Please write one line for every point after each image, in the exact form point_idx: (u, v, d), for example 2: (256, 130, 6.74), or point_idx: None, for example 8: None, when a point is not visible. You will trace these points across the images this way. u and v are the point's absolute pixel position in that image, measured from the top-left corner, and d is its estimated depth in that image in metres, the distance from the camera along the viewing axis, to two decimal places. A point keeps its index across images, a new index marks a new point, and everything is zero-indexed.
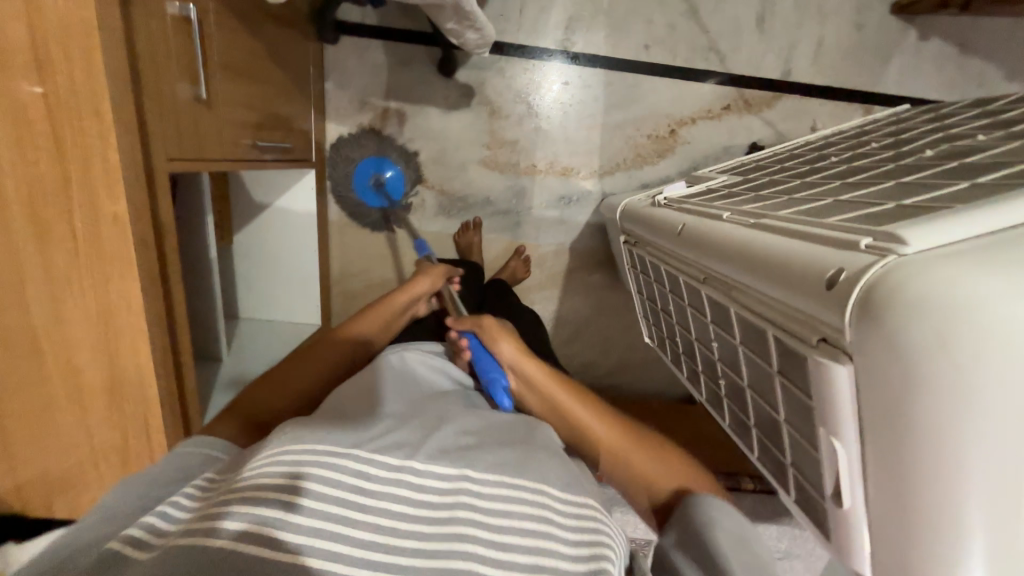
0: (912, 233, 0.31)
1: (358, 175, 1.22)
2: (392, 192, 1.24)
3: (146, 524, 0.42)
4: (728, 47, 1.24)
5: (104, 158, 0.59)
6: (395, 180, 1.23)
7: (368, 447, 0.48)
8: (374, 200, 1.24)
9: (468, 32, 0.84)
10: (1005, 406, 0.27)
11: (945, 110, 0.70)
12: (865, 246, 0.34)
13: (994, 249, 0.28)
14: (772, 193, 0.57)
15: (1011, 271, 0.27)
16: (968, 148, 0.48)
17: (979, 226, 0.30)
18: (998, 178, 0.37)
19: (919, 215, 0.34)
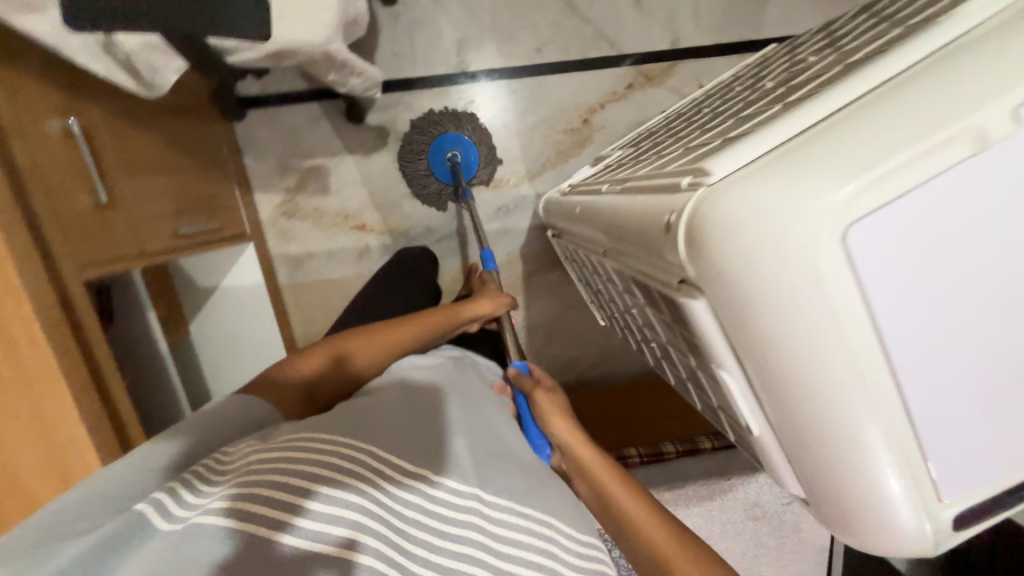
0: (715, 162, 0.33)
1: (434, 154, 1.25)
2: (465, 169, 1.27)
3: (176, 503, 0.40)
4: (615, 31, 1.29)
5: (9, 286, 0.59)
6: (468, 157, 1.26)
7: (380, 455, 0.47)
8: (448, 179, 1.27)
9: (352, 78, 0.88)
10: (832, 300, 0.28)
11: (800, 40, 0.74)
12: (687, 184, 0.35)
13: (780, 157, 0.30)
14: (647, 156, 0.59)
15: (790, 172, 0.29)
16: (799, 72, 0.51)
17: (769, 140, 0.33)
18: (804, 93, 0.39)
19: (729, 145, 0.35)
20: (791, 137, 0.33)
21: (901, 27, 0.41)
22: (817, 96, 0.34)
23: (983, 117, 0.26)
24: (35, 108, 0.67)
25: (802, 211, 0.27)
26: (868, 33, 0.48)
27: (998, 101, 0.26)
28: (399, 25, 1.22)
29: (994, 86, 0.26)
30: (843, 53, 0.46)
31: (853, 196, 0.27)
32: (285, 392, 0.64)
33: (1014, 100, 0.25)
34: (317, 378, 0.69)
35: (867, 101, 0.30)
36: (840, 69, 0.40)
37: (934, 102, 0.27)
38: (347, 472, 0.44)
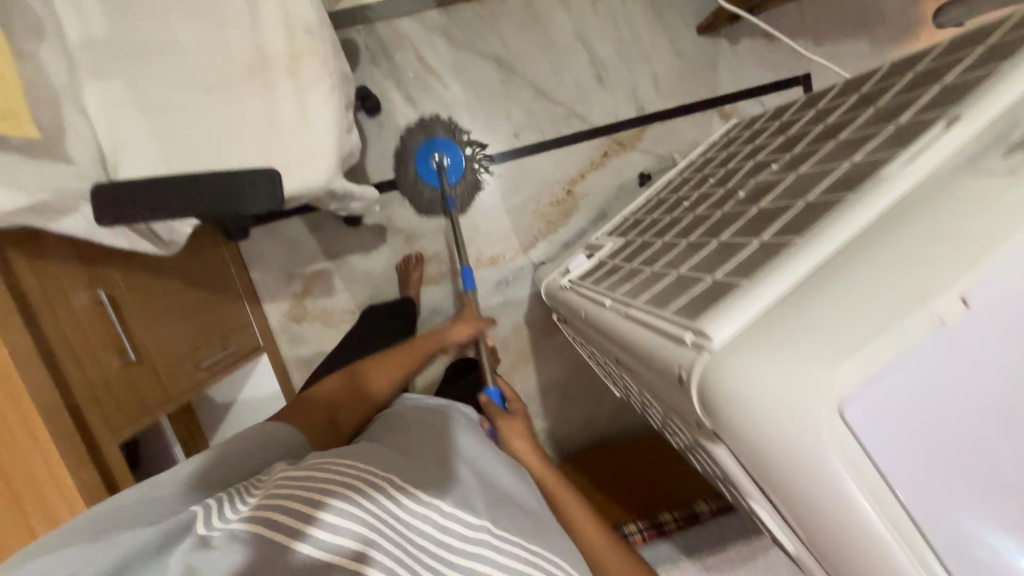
0: (712, 327, 0.37)
1: (421, 159, 1.31)
2: (449, 173, 1.32)
3: (219, 512, 0.52)
4: (584, 108, 1.38)
5: (47, 460, 0.63)
6: (453, 159, 1.32)
7: (395, 485, 0.58)
8: (435, 181, 1.32)
9: (352, 203, 0.94)
10: (855, 471, 0.30)
11: (758, 124, 0.81)
12: (689, 340, 0.39)
13: (767, 328, 0.34)
14: (639, 266, 0.64)
15: (777, 345, 0.33)
16: (767, 185, 0.56)
17: (755, 306, 0.37)
18: (776, 232, 0.44)
19: (720, 300, 0.40)
20: (772, 301, 0.37)
21: (846, 161, 0.46)
22: (790, 257, 0.38)
23: (941, 303, 0.29)
24: (67, 288, 0.72)
25: (798, 392, 0.30)
26: (818, 151, 0.54)
27: (952, 288, 0.29)
28: (384, 132, 1.31)
29: (945, 274, 0.29)
30: (801, 175, 0.51)
31: (848, 376, 0.29)
32: (309, 419, 0.79)
33: (959, 287, 0.29)
34: (335, 405, 0.83)
35: (835, 273, 0.34)
36: (801, 207, 0.45)
37: (894, 287, 0.30)
38: (350, 493, 0.54)
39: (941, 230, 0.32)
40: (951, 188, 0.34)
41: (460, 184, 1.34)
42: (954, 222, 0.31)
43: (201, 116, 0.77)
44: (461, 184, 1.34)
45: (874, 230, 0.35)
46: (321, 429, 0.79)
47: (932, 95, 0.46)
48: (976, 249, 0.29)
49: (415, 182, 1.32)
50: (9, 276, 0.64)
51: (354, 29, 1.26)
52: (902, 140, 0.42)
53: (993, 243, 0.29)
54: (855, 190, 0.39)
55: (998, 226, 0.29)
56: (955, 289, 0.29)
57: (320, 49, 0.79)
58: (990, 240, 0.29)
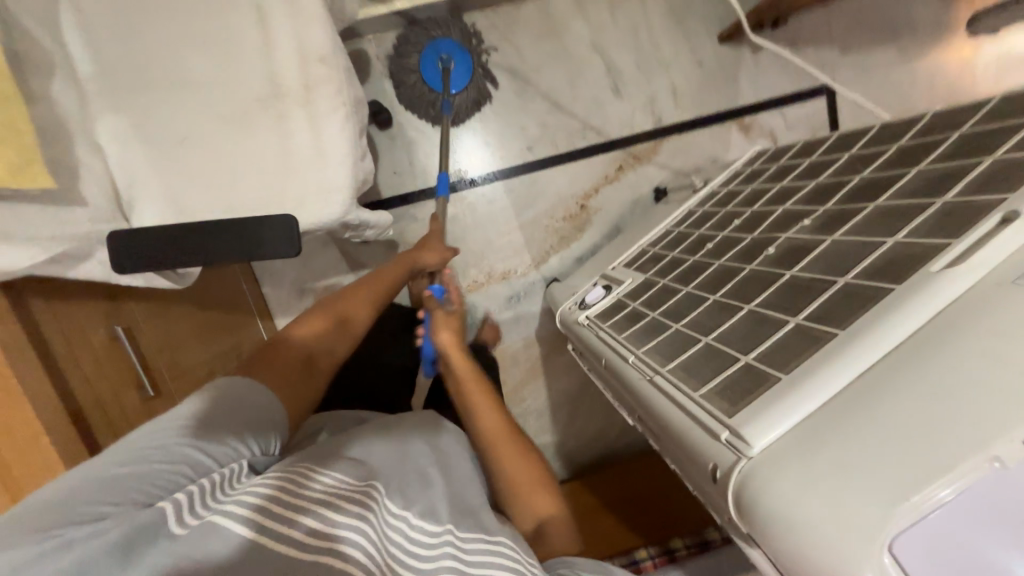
0: (751, 433, 0.37)
1: (427, 52, 1.21)
2: (454, 80, 1.23)
3: (185, 509, 0.48)
4: (599, 120, 1.35)
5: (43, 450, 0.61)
6: (460, 65, 1.23)
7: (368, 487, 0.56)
8: (437, 82, 1.23)
9: (366, 230, 0.93)
10: None
11: (786, 159, 0.78)
12: (726, 439, 0.39)
13: (810, 444, 0.34)
14: (662, 318, 0.63)
15: (821, 468, 0.32)
16: (799, 246, 0.55)
17: (797, 414, 0.36)
18: (814, 315, 0.43)
19: (757, 396, 0.39)
20: (814, 408, 0.36)
21: (887, 240, 0.44)
22: (831, 357, 0.37)
23: (998, 447, 0.28)
24: (87, 328, 0.72)
25: (847, 529, 0.30)
26: (855, 215, 0.52)
27: (1010, 432, 0.28)
28: (395, 144, 1.28)
29: (1002, 414, 0.29)
30: (836, 243, 0.50)
31: (899, 518, 0.29)
32: (281, 369, 0.69)
33: (1018, 431, 0.28)
34: (310, 348, 0.75)
35: (882, 390, 0.33)
36: (838, 289, 0.44)
37: (946, 422, 0.30)
38: (337, 473, 0.57)
39: (995, 357, 0.31)
40: (1004, 304, 0.32)
41: (466, 93, 1.26)
42: (1009, 347, 0.30)
43: (215, 151, 0.76)
44: (466, 93, 1.25)
45: (923, 343, 0.34)
46: (295, 376, 0.70)
47: (981, 172, 0.44)
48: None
49: (415, 76, 1.22)
50: (31, 322, 0.64)
51: (365, 39, 1.23)
52: (951, 228, 0.40)
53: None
54: (899, 287, 0.38)
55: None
56: (1013, 433, 0.28)
57: (335, 78, 0.77)
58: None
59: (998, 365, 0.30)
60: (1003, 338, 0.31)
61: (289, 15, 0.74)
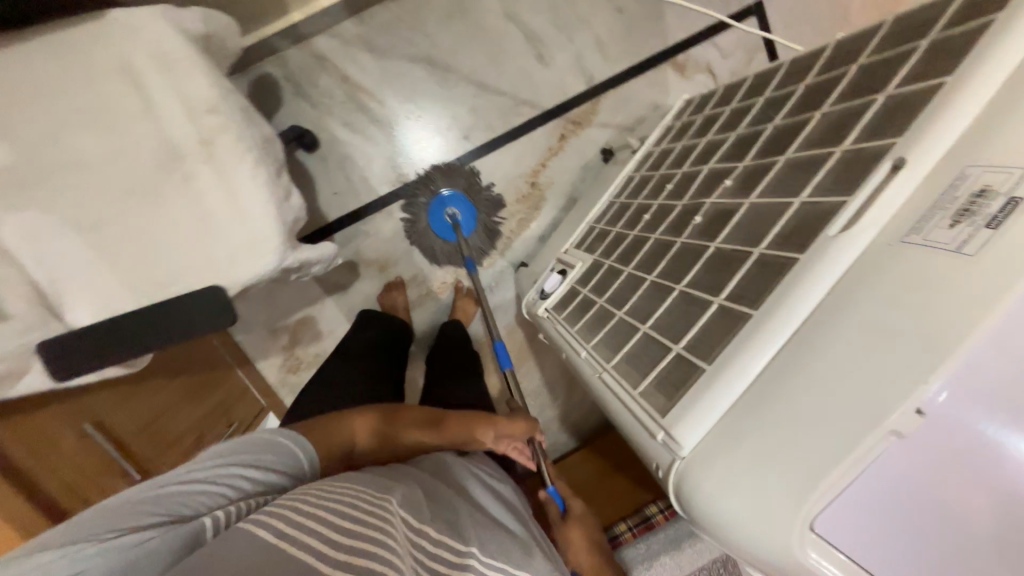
0: (680, 434, 0.39)
1: (439, 206, 1.27)
2: (462, 228, 1.29)
3: (220, 524, 0.51)
4: (530, 92, 1.30)
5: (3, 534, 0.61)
6: (467, 213, 1.29)
7: (390, 501, 0.56)
8: (444, 231, 1.29)
9: (312, 267, 0.91)
10: None
11: (709, 109, 0.76)
12: (663, 439, 0.41)
13: (732, 440, 0.35)
14: (608, 305, 0.63)
15: (741, 465, 0.34)
16: (722, 210, 0.54)
17: (719, 405, 0.37)
18: (733, 292, 0.43)
19: (685, 390, 0.40)
20: (734, 398, 0.37)
21: (794, 200, 0.44)
22: (745, 343, 0.37)
23: (894, 418, 0.29)
24: (54, 433, 0.71)
25: (766, 521, 0.32)
26: (769, 170, 0.51)
27: (902, 403, 0.29)
28: (328, 164, 1.23)
29: (895, 386, 0.29)
30: (753, 206, 0.49)
31: (811, 505, 0.31)
32: (331, 442, 0.66)
33: (911, 401, 0.29)
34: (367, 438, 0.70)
35: (792, 373, 0.34)
36: (754, 260, 0.43)
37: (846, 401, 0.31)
38: (359, 492, 0.55)
39: (887, 325, 0.31)
40: (895, 264, 0.32)
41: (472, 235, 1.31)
42: (899, 316, 0.30)
43: (127, 232, 0.72)
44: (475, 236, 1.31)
45: (826, 317, 0.35)
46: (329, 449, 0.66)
47: (876, 111, 0.42)
48: (925, 357, 0.29)
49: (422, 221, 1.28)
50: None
51: (267, 61, 1.16)
52: (850, 181, 0.40)
53: (939, 346, 0.28)
54: (802, 255, 0.38)
55: (944, 326, 0.28)
56: (907, 403, 0.29)
57: (232, 126, 0.73)
58: (936, 345, 0.28)
59: (889, 332, 0.31)
60: (893, 302, 0.31)
61: (163, 70, 0.69)
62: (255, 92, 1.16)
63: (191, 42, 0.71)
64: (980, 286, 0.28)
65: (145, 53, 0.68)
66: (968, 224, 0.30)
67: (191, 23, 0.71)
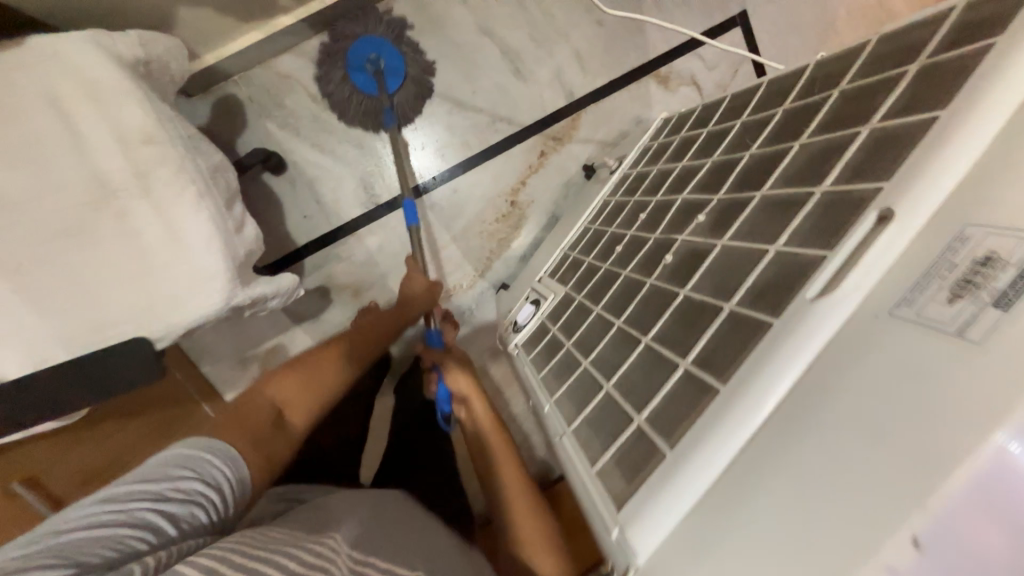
0: (634, 535, 0.34)
1: (356, 58, 1.13)
2: (388, 78, 1.14)
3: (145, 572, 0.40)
4: (508, 109, 1.24)
5: None
6: (393, 62, 1.14)
7: (331, 536, 0.50)
8: (370, 87, 1.13)
9: (270, 301, 0.85)
10: None
11: (685, 130, 0.71)
12: (616, 538, 0.36)
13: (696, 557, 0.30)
14: (575, 352, 0.57)
15: None
16: (695, 249, 0.48)
17: (679, 506, 0.32)
18: (700, 355, 0.38)
19: (644, 478, 0.35)
20: (701, 495, 0.32)
21: (769, 247, 0.38)
22: (711, 431, 0.32)
23: (887, 554, 0.24)
24: None
25: None
26: (744, 208, 0.45)
27: (895, 536, 0.23)
28: (298, 186, 1.17)
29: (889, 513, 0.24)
30: (726, 249, 0.44)
31: None
32: (253, 407, 0.65)
33: (907, 534, 0.23)
34: (296, 392, 0.70)
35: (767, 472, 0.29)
36: (724, 318, 0.38)
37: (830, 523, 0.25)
38: (286, 533, 0.49)
39: (878, 427, 0.25)
40: (885, 347, 0.27)
41: (403, 87, 1.16)
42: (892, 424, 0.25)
43: (54, 275, 0.65)
44: (402, 94, 1.16)
45: (804, 403, 0.29)
46: (266, 434, 0.63)
47: (860, 147, 0.37)
48: (923, 477, 0.23)
49: (345, 86, 1.14)
50: None
51: (230, 81, 1.11)
52: (833, 230, 0.34)
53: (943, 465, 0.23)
54: (776, 321, 0.33)
55: (947, 438, 0.23)
56: (901, 537, 0.23)
57: (170, 156, 0.68)
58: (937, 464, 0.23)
59: (880, 438, 0.25)
60: (881, 396, 0.26)
61: (91, 100, 0.64)
62: (219, 113, 1.11)
63: (125, 70, 0.66)
64: (989, 394, 0.22)
65: (71, 83, 0.63)
66: (971, 300, 0.25)
67: (124, 50, 0.67)
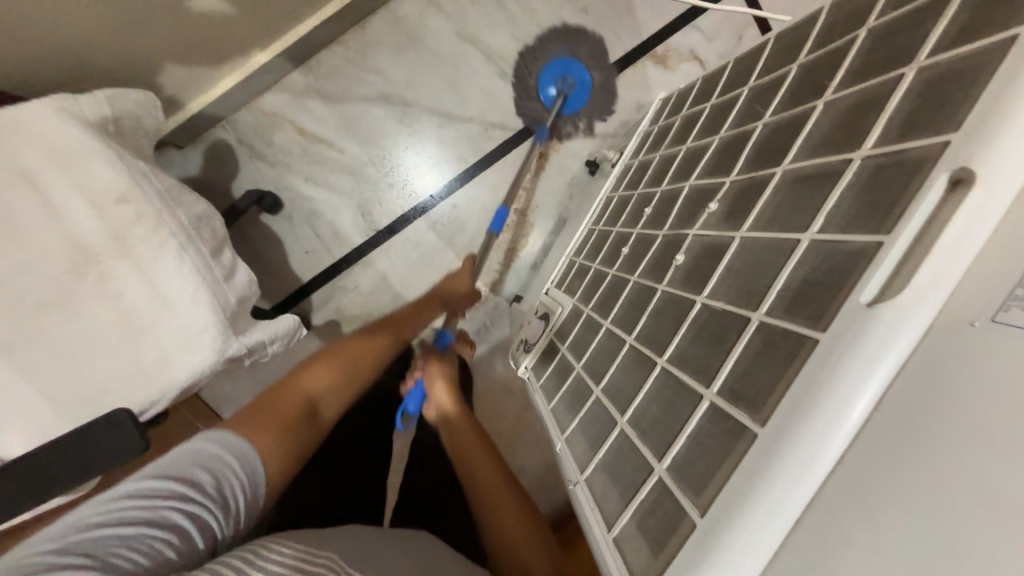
0: None
1: (551, 72, 1.13)
2: (568, 105, 1.14)
3: None
4: (500, 116, 1.16)
5: None
6: (579, 92, 1.14)
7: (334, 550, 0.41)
8: (549, 102, 1.14)
9: (269, 346, 0.81)
10: None
11: (686, 110, 0.63)
12: None
13: None
14: (585, 376, 0.50)
15: None
16: (710, 245, 0.40)
17: None
18: (728, 383, 0.30)
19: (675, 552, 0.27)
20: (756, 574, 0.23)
21: (801, 237, 0.30)
22: (750, 494, 0.23)
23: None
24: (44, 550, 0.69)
25: None
26: (763, 190, 0.37)
27: None
28: (295, 222, 1.14)
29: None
30: (746, 242, 0.36)
31: None
32: (279, 402, 0.52)
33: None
34: (328, 385, 0.57)
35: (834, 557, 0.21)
36: (753, 333, 0.30)
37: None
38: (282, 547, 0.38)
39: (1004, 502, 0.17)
40: (1002, 378, 0.18)
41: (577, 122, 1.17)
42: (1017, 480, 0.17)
43: (41, 351, 0.62)
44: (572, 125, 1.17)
45: (878, 457, 0.21)
46: (292, 425, 0.50)
47: (905, 95, 0.29)
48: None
49: (530, 91, 1.14)
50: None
51: (218, 127, 1.10)
52: (883, 208, 0.26)
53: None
54: (823, 337, 0.24)
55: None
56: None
57: (145, 213, 0.66)
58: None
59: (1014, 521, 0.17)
60: (1008, 457, 0.17)
61: (61, 166, 0.63)
62: (211, 160, 1.11)
63: (91, 130, 0.65)
64: None
65: (39, 153, 0.62)
66: None
67: (90, 110, 0.66)
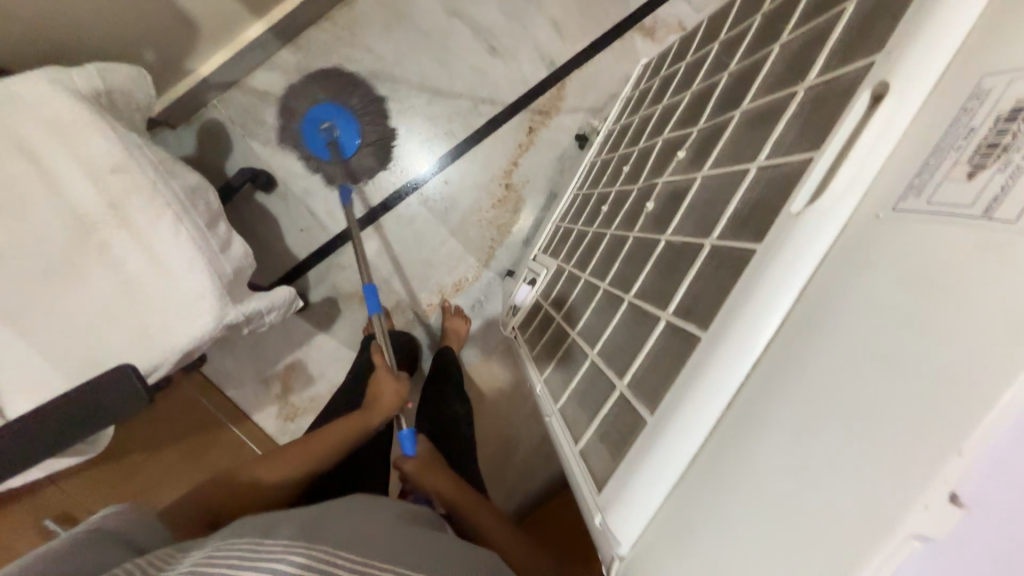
0: (616, 515, 0.28)
1: (309, 124, 1.12)
2: (342, 147, 1.13)
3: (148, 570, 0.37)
4: (489, 90, 1.17)
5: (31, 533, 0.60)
6: (348, 129, 1.13)
7: (333, 541, 0.41)
8: (325, 153, 1.13)
9: (267, 316, 0.84)
10: None
11: (664, 71, 0.64)
12: (600, 523, 0.30)
13: (687, 525, 0.24)
14: (564, 325, 0.52)
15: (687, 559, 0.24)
16: (677, 189, 0.42)
17: (664, 478, 0.26)
18: (684, 301, 0.32)
19: (629, 453, 0.29)
20: (696, 455, 0.26)
21: (750, 165, 0.33)
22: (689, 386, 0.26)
23: (913, 521, 0.16)
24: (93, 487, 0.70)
25: None
26: (725, 131, 0.39)
27: (924, 491, 0.16)
28: (290, 201, 1.15)
29: (910, 464, 0.17)
30: (708, 179, 0.38)
31: None
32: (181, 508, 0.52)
33: (943, 490, 0.16)
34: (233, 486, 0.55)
35: (759, 428, 0.23)
36: (707, 255, 0.32)
37: (842, 488, 0.18)
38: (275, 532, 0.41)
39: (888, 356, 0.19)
40: (901, 254, 0.20)
41: (359, 159, 1.15)
42: (898, 334, 0.19)
43: (52, 317, 0.65)
44: (353, 166, 1.15)
45: (800, 339, 0.23)
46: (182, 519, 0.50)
47: (846, 27, 0.30)
48: (959, 408, 0.16)
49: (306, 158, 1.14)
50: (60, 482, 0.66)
51: (210, 106, 1.12)
52: (820, 128, 0.28)
53: (990, 397, 0.15)
54: (761, 246, 0.27)
55: (999, 355, 0.15)
56: (935, 496, 0.16)
57: (141, 182, 0.68)
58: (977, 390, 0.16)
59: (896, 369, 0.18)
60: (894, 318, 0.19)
61: (57, 137, 0.65)
62: (205, 141, 1.12)
63: (85, 101, 0.66)
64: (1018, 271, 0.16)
65: (35, 125, 0.64)
66: (1001, 168, 0.18)
67: (84, 82, 0.67)
